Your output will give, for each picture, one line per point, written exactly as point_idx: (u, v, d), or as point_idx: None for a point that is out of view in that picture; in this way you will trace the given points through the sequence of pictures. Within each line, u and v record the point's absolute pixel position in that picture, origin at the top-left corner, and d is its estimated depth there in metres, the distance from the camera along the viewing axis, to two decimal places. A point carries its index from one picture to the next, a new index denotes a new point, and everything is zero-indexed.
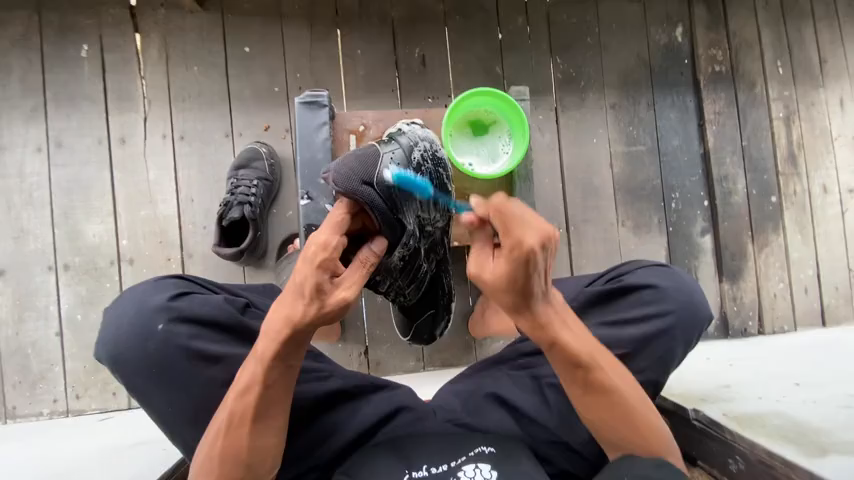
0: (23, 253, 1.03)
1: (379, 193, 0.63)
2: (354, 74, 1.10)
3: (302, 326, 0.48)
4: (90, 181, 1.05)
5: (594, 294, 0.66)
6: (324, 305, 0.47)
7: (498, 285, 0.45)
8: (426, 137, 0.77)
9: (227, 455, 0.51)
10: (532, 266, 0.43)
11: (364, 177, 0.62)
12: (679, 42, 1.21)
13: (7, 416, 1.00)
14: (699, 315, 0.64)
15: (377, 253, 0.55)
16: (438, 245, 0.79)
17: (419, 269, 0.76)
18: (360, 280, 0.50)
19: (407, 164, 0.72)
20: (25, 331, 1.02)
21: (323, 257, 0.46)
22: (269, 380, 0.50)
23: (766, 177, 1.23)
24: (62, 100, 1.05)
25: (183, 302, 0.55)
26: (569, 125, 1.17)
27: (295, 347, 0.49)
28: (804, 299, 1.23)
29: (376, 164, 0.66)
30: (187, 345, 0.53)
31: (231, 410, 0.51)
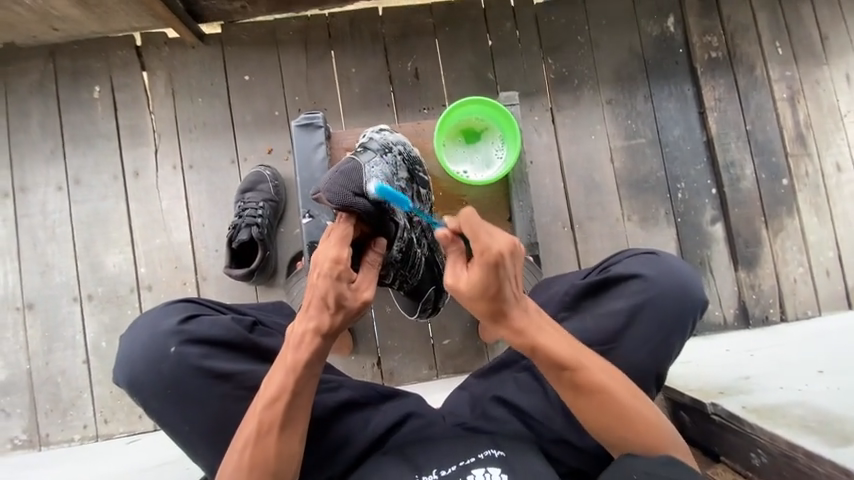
0: (50, 287, 1.08)
1: (371, 202, 0.66)
2: (350, 92, 1.13)
3: (329, 333, 0.53)
4: (108, 213, 1.10)
5: (585, 287, 0.65)
6: (348, 312, 0.53)
7: (473, 294, 0.49)
8: (398, 141, 0.84)
9: (256, 463, 0.52)
10: (502, 270, 0.47)
11: (355, 188, 0.65)
12: (672, 32, 1.21)
13: (41, 444, 1.04)
14: (694, 300, 0.62)
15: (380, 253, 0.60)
16: (428, 231, 0.84)
17: (417, 255, 0.81)
18: (373, 282, 0.56)
19: (388, 167, 0.78)
20: (55, 360, 1.07)
21: (339, 270, 0.51)
22: (297, 388, 0.53)
23: (775, 160, 1.20)
24: (79, 139, 1.11)
25: (192, 324, 0.58)
26: (566, 124, 1.17)
27: (322, 355, 0.53)
28: (827, 282, 1.19)
29: (361, 175, 0.70)
30: (197, 365, 0.56)
31: (259, 418, 0.52)
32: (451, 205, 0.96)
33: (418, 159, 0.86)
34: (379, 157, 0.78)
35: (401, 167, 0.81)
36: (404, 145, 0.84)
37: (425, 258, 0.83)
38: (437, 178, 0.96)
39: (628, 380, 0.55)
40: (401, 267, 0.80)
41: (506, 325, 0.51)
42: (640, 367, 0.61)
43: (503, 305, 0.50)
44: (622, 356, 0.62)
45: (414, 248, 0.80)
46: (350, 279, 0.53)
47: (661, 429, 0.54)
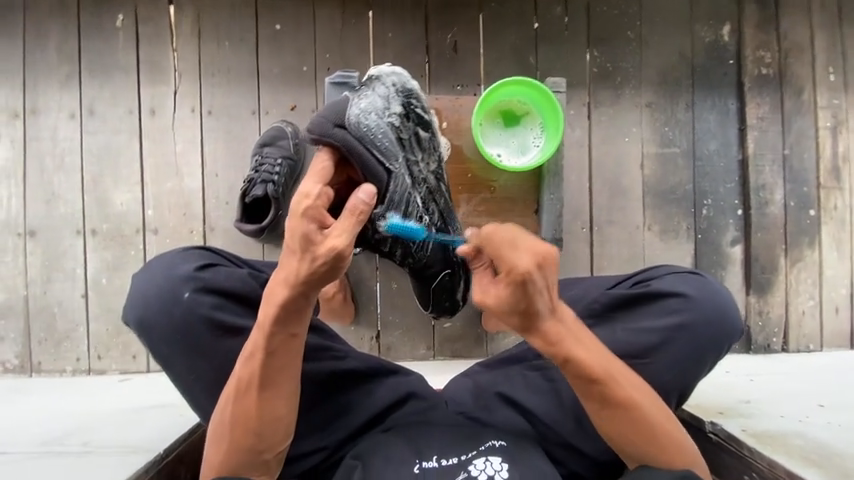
0: (54, 216, 1.06)
1: (352, 137, 0.61)
2: (384, 56, 1.08)
3: (298, 284, 0.46)
4: (120, 149, 1.07)
5: (621, 299, 0.64)
6: (316, 261, 0.45)
7: (502, 310, 0.46)
8: (389, 72, 0.74)
9: (238, 422, 0.50)
10: (531, 286, 0.44)
11: (336, 119, 0.61)
12: (725, 41, 1.15)
13: (32, 371, 1.04)
14: (731, 328, 0.61)
15: (371, 194, 0.47)
16: (436, 195, 0.82)
17: (423, 223, 0.79)
18: (352, 230, 0.46)
19: (380, 102, 0.70)
20: (53, 290, 1.05)
21: (305, 205, 0.45)
22: (270, 348, 0.49)
23: (806, 189, 1.17)
24: (97, 68, 1.06)
25: (209, 273, 0.56)
26: (601, 122, 1.13)
27: (294, 310, 0.48)
28: (834, 319, 1.17)
29: (347, 107, 0.64)
30: (209, 315, 0.54)
31: (237, 376, 0.50)
32: (478, 187, 0.94)
33: (419, 95, 0.76)
34: (372, 91, 0.70)
35: (396, 102, 0.73)
36: (399, 78, 0.74)
37: (432, 227, 0.81)
38: (469, 157, 0.94)
39: (651, 392, 0.55)
40: (408, 238, 0.79)
41: (534, 337, 0.49)
42: (664, 384, 0.61)
43: (534, 318, 0.47)
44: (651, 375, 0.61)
45: (416, 208, 0.77)
46: (322, 222, 0.46)
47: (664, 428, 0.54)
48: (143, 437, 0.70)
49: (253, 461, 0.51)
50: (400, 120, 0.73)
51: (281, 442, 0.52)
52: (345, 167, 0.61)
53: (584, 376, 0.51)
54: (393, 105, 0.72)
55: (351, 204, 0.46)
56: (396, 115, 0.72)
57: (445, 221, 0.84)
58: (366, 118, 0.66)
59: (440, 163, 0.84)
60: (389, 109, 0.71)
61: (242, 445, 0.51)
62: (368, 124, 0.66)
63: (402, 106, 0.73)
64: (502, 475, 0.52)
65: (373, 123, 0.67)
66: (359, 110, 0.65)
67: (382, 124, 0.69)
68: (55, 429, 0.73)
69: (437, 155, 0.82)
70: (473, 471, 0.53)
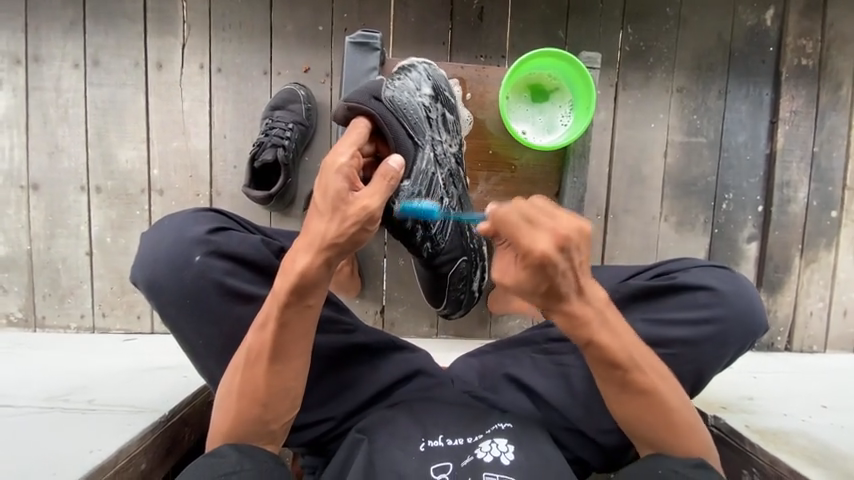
0: (58, 170, 1.03)
1: (387, 108, 0.66)
2: (405, 19, 1.02)
3: (322, 248, 0.44)
4: (125, 104, 1.02)
5: (645, 289, 0.64)
6: (345, 221, 0.44)
7: (521, 292, 0.45)
8: (420, 62, 0.80)
9: (244, 391, 0.50)
10: (550, 268, 0.42)
11: (371, 92, 0.66)
12: (767, 26, 1.09)
13: (36, 326, 1.04)
14: (754, 324, 0.61)
15: (401, 165, 0.46)
16: (456, 175, 0.80)
17: (442, 204, 0.76)
18: (382, 194, 0.45)
19: (411, 84, 0.74)
20: (57, 246, 1.04)
21: (337, 164, 0.45)
22: (285, 317, 0.47)
23: (831, 189, 1.13)
24: (102, 15, 1.01)
25: (221, 237, 0.54)
26: (627, 105, 1.07)
27: (311, 281, 0.46)
28: (841, 322, 1.16)
29: (380, 85, 0.69)
30: (221, 281, 0.53)
31: (249, 345, 0.49)
32: (498, 165, 0.91)
33: (445, 82, 0.80)
34: (404, 76, 0.75)
35: (426, 83, 0.77)
36: (428, 67, 0.79)
37: (451, 210, 0.78)
38: (492, 133, 0.90)
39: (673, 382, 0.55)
40: (429, 219, 0.76)
41: (553, 317, 0.49)
42: (685, 378, 0.61)
43: (552, 298, 0.46)
44: (670, 365, 0.61)
45: (438, 187, 0.75)
46: (352, 183, 0.45)
47: (678, 411, 0.54)
48: (147, 397, 0.71)
49: (260, 431, 0.51)
50: (429, 100, 0.75)
51: (289, 412, 0.52)
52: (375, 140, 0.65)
53: (609, 361, 0.51)
54: (423, 87, 0.76)
55: (384, 168, 0.45)
56: (425, 96, 0.76)
57: (462, 205, 0.81)
58: (398, 96, 0.70)
59: (461, 148, 0.83)
60: (419, 90, 0.75)
61: (248, 414, 0.50)
62: (400, 100, 0.70)
63: (432, 87, 0.77)
64: (508, 456, 0.53)
65: (405, 100, 0.71)
66: (391, 87, 0.70)
67: (414, 102, 0.73)
68: (60, 385, 0.73)
69: (459, 139, 0.82)
70: (479, 454, 0.53)
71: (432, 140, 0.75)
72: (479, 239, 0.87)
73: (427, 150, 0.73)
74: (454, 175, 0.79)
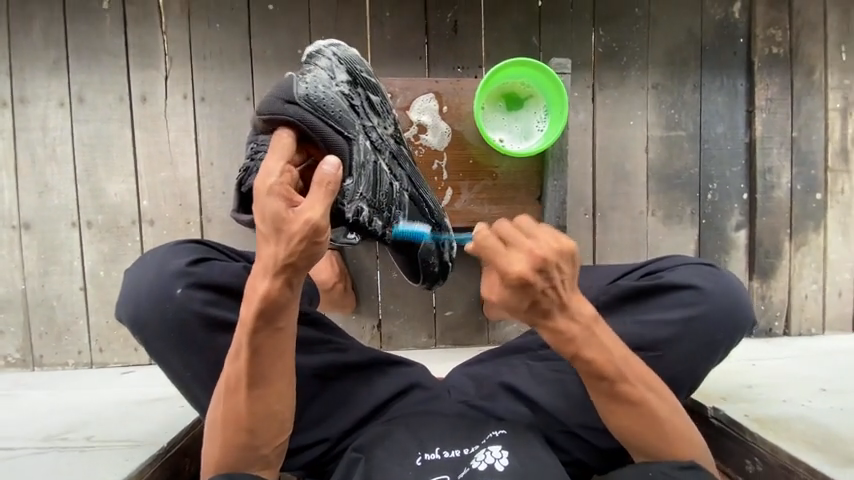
0: (48, 208, 1.04)
1: (305, 109, 0.62)
2: (381, 37, 1.04)
3: (278, 271, 0.45)
4: (112, 138, 1.04)
5: (632, 290, 0.64)
6: (291, 240, 0.44)
7: (506, 308, 0.46)
8: (327, 44, 0.71)
9: (228, 420, 0.50)
10: (531, 289, 0.44)
11: (284, 96, 0.62)
12: (735, 18, 1.11)
13: (34, 364, 1.04)
14: (741, 319, 0.62)
15: (337, 165, 0.46)
16: (401, 156, 0.77)
17: (394, 189, 0.75)
18: (323, 203, 0.45)
19: (324, 75, 0.68)
20: (51, 284, 1.05)
21: (268, 185, 0.45)
22: (256, 342, 0.48)
23: (813, 172, 1.15)
24: (85, 53, 1.03)
25: (201, 268, 0.55)
26: (605, 104, 1.09)
27: (277, 304, 0.46)
28: (837, 303, 1.16)
29: (288, 85, 0.63)
30: (202, 311, 0.53)
31: (226, 374, 0.50)
32: (480, 174, 0.92)
33: (362, 61, 0.73)
34: (313, 66, 0.68)
35: (341, 71, 0.70)
36: (338, 50, 0.71)
37: (403, 191, 0.76)
38: (471, 143, 0.92)
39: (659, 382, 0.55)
40: (384, 206, 0.73)
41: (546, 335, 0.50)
42: (677, 378, 0.62)
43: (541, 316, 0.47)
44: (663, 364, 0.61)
45: (383, 175, 0.73)
46: (290, 200, 0.46)
47: (664, 413, 0.54)
48: (145, 430, 0.71)
49: (250, 458, 0.51)
50: (349, 88, 0.70)
51: (277, 436, 0.52)
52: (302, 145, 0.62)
53: (593, 373, 0.51)
54: (338, 76, 0.69)
55: (328, 176, 0.46)
56: (342, 84, 0.69)
57: (415, 184, 0.80)
58: (314, 92, 0.65)
59: (398, 127, 0.78)
60: (334, 78, 0.68)
61: (234, 443, 0.50)
62: (317, 96, 0.65)
63: (348, 74, 0.70)
64: (503, 462, 0.53)
65: (322, 94, 0.66)
66: (306, 85, 0.64)
67: (332, 94, 0.67)
68: (58, 425, 0.73)
69: (393, 121, 0.77)
70: (475, 464, 0.53)
71: (364, 128, 0.71)
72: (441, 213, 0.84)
73: (360, 140, 0.70)
74: (398, 157, 0.76)
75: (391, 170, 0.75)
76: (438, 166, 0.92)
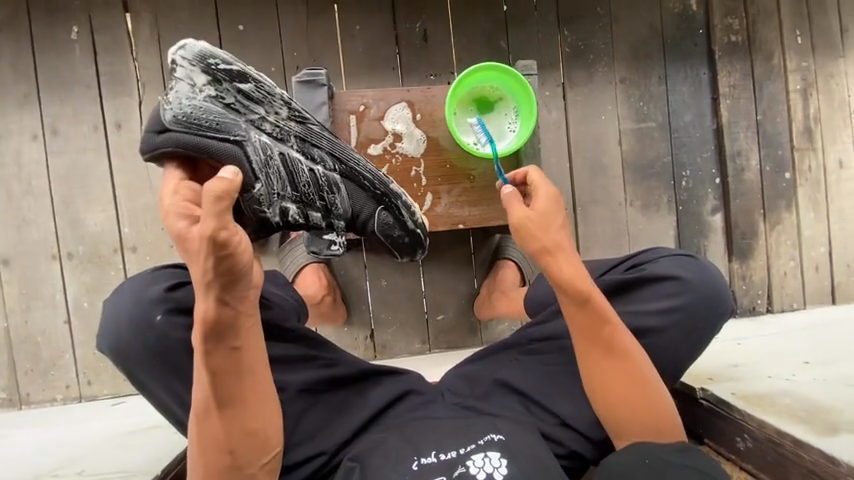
0: (27, 242, 1.03)
1: (182, 131, 0.59)
2: (353, 51, 1.05)
3: (203, 291, 0.44)
4: (89, 168, 1.03)
5: (617, 284, 0.66)
6: (200, 258, 0.43)
7: (550, 219, 0.57)
8: (174, 48, 0.60)
9: (207, 445, 0.49)
10: (557, 202, 0.59)
11: (156, 128, 0.60)
12: (693, 11, 1.15)
13: (21, 403, 1.02)
14: (721, 305, 0.64)
15: (233, 171, 0.43)
16: (308, 137, 0.70)
17: (316, 173, 0.71)
18: (216, 216, 0.41)
19: (185, 86, 0.60)
20: (34, 319, 1.03)
21: (169, 212, 0.45)
22: (213, 365, 0.47)
23: (781, 153, 1.19)
24: (55, 84, 1.02)
25: (179, 292, 0.54)
26: (576, 101, 1.12)
27: (221, 323, 0.45)
28: (815, 278, 1.20)
29: (156, 113, 0.60)
30: (186, 338, 0.53)
31: (196, 400, 0.49)
32: (457, 178, 0.94)
33: (217, 49, 0.62)
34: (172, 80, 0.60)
35: (198, 72, 0.60)
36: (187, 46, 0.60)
37: (331, 172, 0.72)
38: (446, 149, 0.93)
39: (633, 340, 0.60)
40: (313, 198, 0.71)
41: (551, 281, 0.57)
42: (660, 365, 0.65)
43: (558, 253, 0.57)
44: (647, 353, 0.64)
45: (296, 165, 0.69)
46: (190, 216, 0.45)
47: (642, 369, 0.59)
48: (139, 460, 0.70)
49: None
50: (214, 87, 0.61)
51: (263, 455, 0.51)
52: (194, 163, 0.60)
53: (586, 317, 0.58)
54: (198, 81, 0.60)
55: (215, 185, 0.42)
56: (207, 86, 0.61)
57: (338, 160, 0.73)
58: (179, 111, 0.59)
59: (292, 103, 0.69)
60: (194, 85, 0.60)
61: (218, 466, 0.49)
62: (184, 113, 0.59)
63: (207, 73, 0.61)
64: (502, 472, 0.53)
65: (189, 108, 0.60)
66: (170, 104, 0.59)
67: (200, 103, 0.60)
68: (48, 463, 0.72)
69: (282, 100, 0.67)
70: (472, 466, 0.54)
71: (251, 123, 0.64)
72: (385, 182, 0.77)
73: (253, 138, 0.64)
74: (305, 139, 0.70)
75: (303, 154, 0.70)
76: (416, 172, 0.93)
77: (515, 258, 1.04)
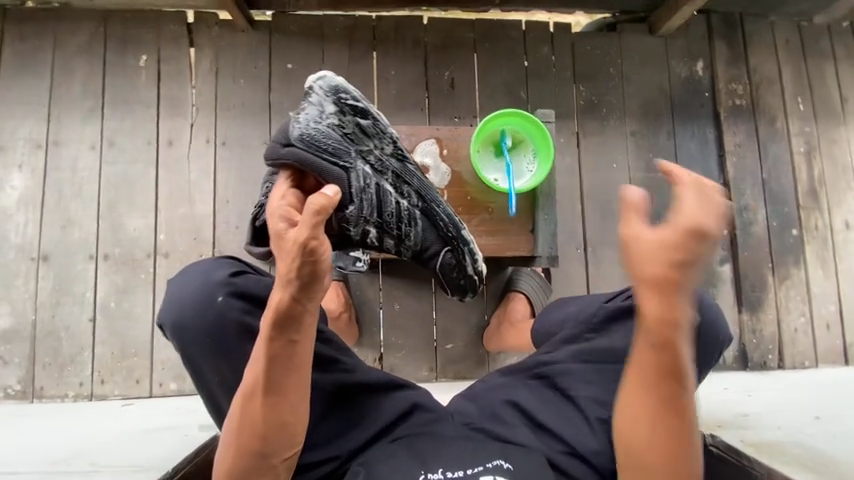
0: (68, 241, 1.10)
1: (302, 148, 0.67)
2: (387, 92, 1.17)
3: (283, 287, 0.48)
4: (137, 178, 1.12)
5: (616, 309, 0.70)
6: (287, 256, 0.48)
7: (676, 248, 0.47)
8: (315, 78, 0.71)
9: (245, 427, 0.51)
10: (705, 230, 0.47)
11: (282, 141, 0.69)
12: (700, 76, 1.26)
13: (33, 396, 1.05)
14: (718, 328, 0.67)
15: (334, 192, 0.50)
16: (407, 175, 0.78)
17: (401, 206, 0.78)
18: (309, 224, 0.47)
19: (314, 111, 0.70)
20: (61, 314, 1.08)
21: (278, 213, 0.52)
22: (271, 352, 0.49)
23: (787, 210, 1.23)
24: (120, 102, 1.14)
25: (240, 279, 0.60)
26: (589, 149, 1.20)
27: (287, 315, 0.49)
28: (826, 336, 1.20)
29: (287, 126, 0.70)
30: (241, 320, 0.58)
31: (246, 381, 0.52)
32: (477, 209, 1.00)
33: (348, 85, 0.73)
34: (304, 104, 0.71)
35: (329, 104, 0.71)
36: (325, 79, 0.72)
37: (413, 208, 0.79)
38: (468, 182, 1.00)
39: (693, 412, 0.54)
40: (393, 227, 0.78)
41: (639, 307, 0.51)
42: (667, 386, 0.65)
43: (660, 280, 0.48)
44: None
45: (388, 198, 0.77)
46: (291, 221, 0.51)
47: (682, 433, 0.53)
48: (149, 457, 0.71)
49: (262, 466, 0.52)
50: (339, 117, 0.71)
51: (290, 448, 0.53)
52: (302, 174, 0.67)
53: (661, 364, 0.52)
54: (326, 109, 0.71)
55: (315, 200, 0.48)
56: (332, 114, 0.71)
57: (425, 198, 0.80)
58: (306, 131, 0.69)
59: (397, 144, 0.77)
60: (323, 112, 0.70)
61: (250, 449, 0.51)
62: (309, 135, 0.69)
63: (336, 105, 0.71)
64: None
65: (313, 130, 0.69)
66: (300, 124, 0.69)
67: (322, 128, 0.70)
68: (60, 452, 0.73)
69: (390, 138, 0.76)
70: None
71: (361, 153, 0.73)
72: (457, 225, 0.83)
73: (357, 166, 0.72)
74: (400, 177, 0.78)
75: (396, 188, 0.77)
76: None
77: (525, 290, 1.06)
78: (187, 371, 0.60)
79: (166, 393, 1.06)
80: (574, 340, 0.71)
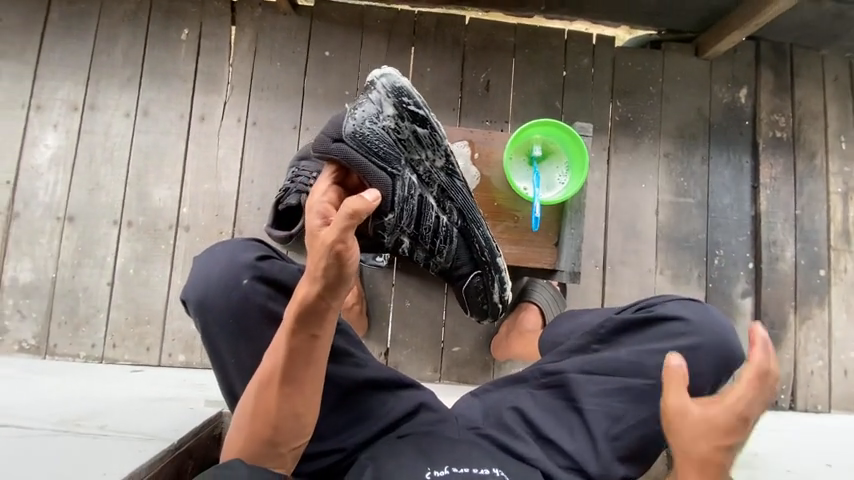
0: (94, 204, 1.12)
1: (351, 146, 0.68)
2: (420, 88, 1.16)
3: (309, 283, 0.48)
4: (167, 149, 1.14)
5: (628, 321, 0.68)
6: (316, 254, 0.47)
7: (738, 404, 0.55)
8: (379, 74, 0.74)
9: (258, 413, 0.52)
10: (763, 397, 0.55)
11: (333, 135, 0.69)
12: (741, 103, 1.22)
13: (47, 352, 1.07)
14: (729, 348, 0.66)
15: (373, 197, 0.47)
16: (452, 194, 0.83)
17: (440, 222, 0.84)
18: (339, 228, 0.46)
19: (372, 109, 0.73)
20: (81, 276, 1.10)
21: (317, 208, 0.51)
22: (293, 344, 0.49)
23: (817, 249, 1.20)
24: (158, 73, 1.15)
25: (266, 263, 0.59)
26: (619, 166, 1.18)
27: (310, 311, 0.48)
28: (844, 382, 1.16)
29: (342, 118, 0.71)
30: (263, 305, 0.58)
31: (263, 368, 0.51)
32: (503, 216, 0.99)
33: (411, 90, 0.76)
34: (364, 100, 0.73)
35: (388, 104, 0.74)
36: (389, 79, 0.74)
37: (452, 226, 0.85)
38: (495, 188, 0.99)
39: None
40: (427, 239, 0.84)
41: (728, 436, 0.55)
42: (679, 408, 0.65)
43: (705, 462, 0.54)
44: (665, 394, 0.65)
45: (428, 209, 0.82)
46: None
47: None
48: (155, 426, 0.72)
49: (269, 454, 0.52)
50: (396, 120, 0.74)
51: (299, 437, 0.54)
52: (346, 171, 0.68)
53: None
54: (385, 109, 0.73)
55: (351, 203, 0.46)
56: (390, 117, 0.74)
57: (466, 219, 0.85)
58: (360, 129, 0.71)
59: (450, 158, 0.82)
60: (381, 112, 0.73)
61: (260, 436, 0.52)
62: (363, 134, 0.70)
63: (394, 107, 0.74)
64: None
65: (367, 130, 0.71)
66: (356, 121, 0.70)
67: (377, 129, 0.72)
68: (69, 411, 0.75)
69: (444, 151, 0.81)
70: None
71: (411, 163, 0.77)
72: (492, 252, 0.89)
73: (404, 175, 0.76)
74: (445, 192, 0.82)
75: (438, 203, 0.83)
76: None
77: (539, 302, 1.04)
78: (205, 349, 0.61)
79: (174, 364, 1.08)
80: (582, 350, 0.70)
